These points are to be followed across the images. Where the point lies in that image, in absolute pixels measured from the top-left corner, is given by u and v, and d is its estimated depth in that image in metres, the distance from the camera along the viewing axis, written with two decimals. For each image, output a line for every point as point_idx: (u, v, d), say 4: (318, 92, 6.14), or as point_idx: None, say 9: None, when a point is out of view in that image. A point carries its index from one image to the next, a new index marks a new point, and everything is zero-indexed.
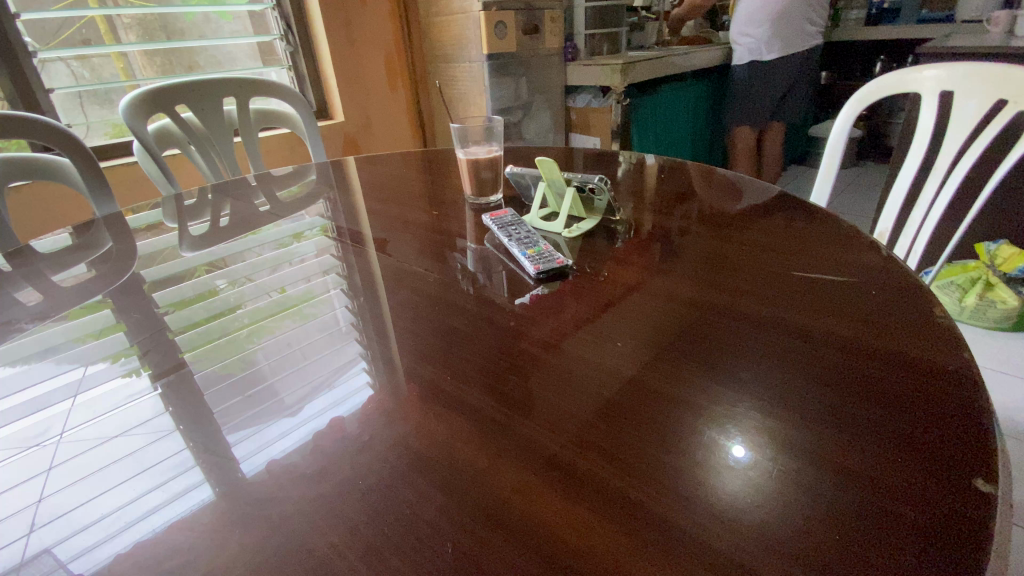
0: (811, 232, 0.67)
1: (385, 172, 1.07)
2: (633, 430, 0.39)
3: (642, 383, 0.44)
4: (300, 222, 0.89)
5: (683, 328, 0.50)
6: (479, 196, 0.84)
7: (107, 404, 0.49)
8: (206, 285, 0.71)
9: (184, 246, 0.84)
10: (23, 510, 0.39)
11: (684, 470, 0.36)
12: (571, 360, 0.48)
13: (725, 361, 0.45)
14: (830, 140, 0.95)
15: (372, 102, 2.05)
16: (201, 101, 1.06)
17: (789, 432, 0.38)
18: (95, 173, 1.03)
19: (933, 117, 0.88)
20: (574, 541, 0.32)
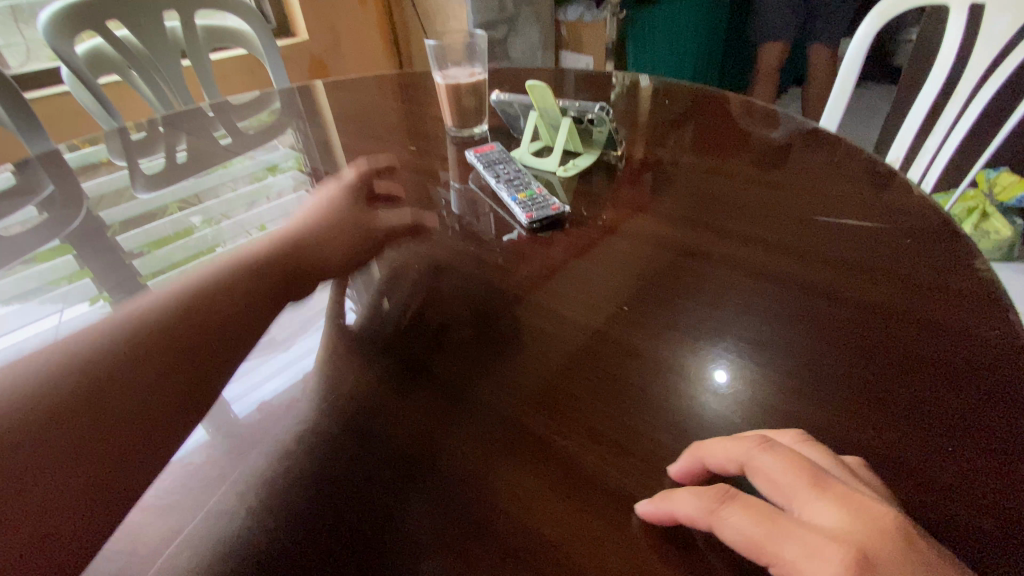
0: (825, 168, 0.62)
1: (357, 99, 0.96)
2: (619, 391, 0.37)
3: (630, 344, 0.41)
4: (273, 153, 0.80)
5: (676, 274, 0.47)
6: (460, 128, 0.75)
7: (71, 347, 0.44)
8: (180, 224, 0.64)
9: (138, 186, 0.75)
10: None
11: (678, 448, 0.33)
12: (558, 310, 0.44)
13: (718, 313, 0.42)
14: (845, 60, 0.86)
15: (339, 16, 1.84)
16: (138, 17, 0.92)
17: (785, 403, 0.35)
18: (26, 106, 0.90)
19: (959, 35, 0.79)
20: (561, 527, 0.30)
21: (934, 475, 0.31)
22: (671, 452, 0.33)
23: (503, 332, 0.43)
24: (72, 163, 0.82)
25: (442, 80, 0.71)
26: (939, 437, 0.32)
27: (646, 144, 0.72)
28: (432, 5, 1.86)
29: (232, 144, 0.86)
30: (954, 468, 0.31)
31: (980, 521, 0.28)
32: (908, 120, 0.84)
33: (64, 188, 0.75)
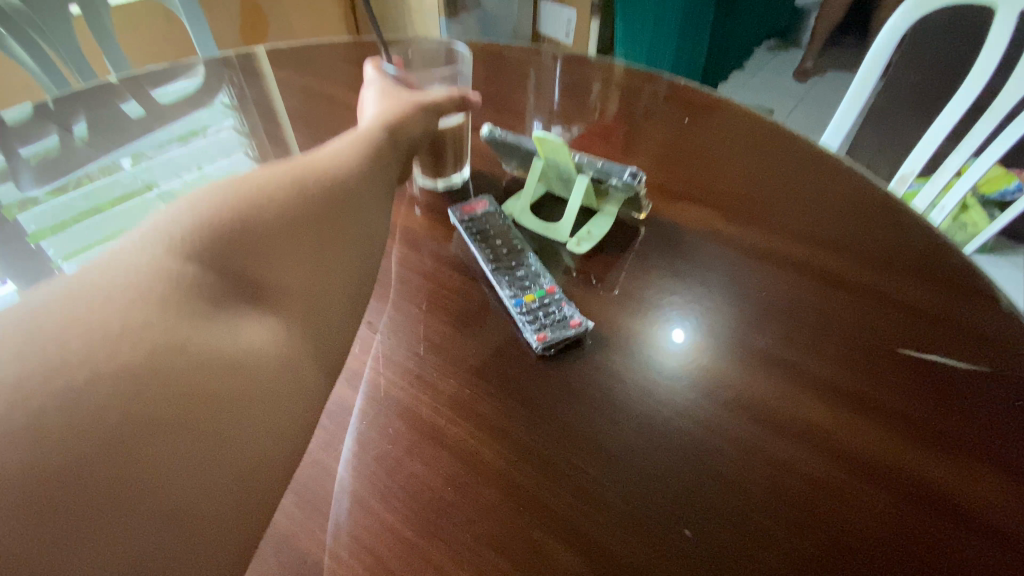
0: (877, 260, 0.49)
1: (298, 65, 0.77)
2: (586, 516, 0.33)
3: (571, 429, 0.37)
4: (218, 138, 0.67)
5: (709, 446, 0.37)
6: (433, 177, 0.56)
7: None
8: (122, 181, 0.62)
9: (32, 184, 0.62)
10: None
11: (626, 567, 0.32)
12: (569, 514, 0.33)
13: (742, 559, 0.32)
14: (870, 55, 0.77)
15: None
16: None
17: (725, 503, 0.34)
18: None
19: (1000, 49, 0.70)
20: None
21: None
22: (609, 565, 0.32)
23: (460, 492, 0.34)
24: None
25: (394, 78, 0.54)
26: (869, 538, 0.33)
27: (665, 160, 0.60)
28: None
29: (152, 128, 0.69)
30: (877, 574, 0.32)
31: None
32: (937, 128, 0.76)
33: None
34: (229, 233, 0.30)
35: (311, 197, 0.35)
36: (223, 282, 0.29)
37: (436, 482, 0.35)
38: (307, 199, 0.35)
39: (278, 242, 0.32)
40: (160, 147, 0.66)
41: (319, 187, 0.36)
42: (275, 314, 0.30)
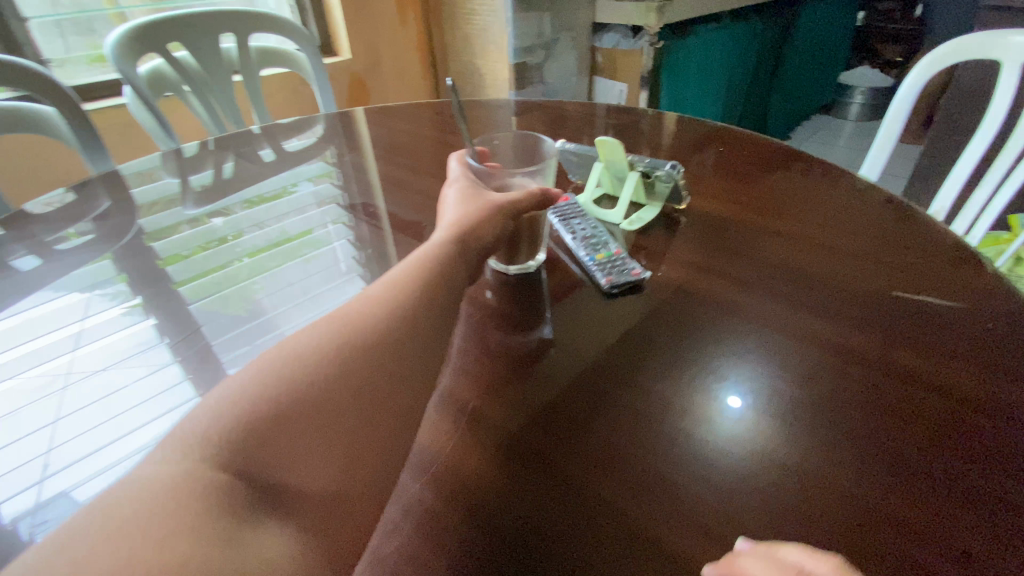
0: (898, 233, 0.53)
1: (394, 124, 0.94)
2: (620, 400, 0.36)
3: (609, 341, 0.41)
4: (318, 212, 0.72)
5: (718, 356, 0.39)
6: (506, 262, 0.49)
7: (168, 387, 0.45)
8: (211, 231, 0.69)
9: (187, 202, 0.75)
10: (31, 460, 0.40)
11: (656, 434, 0.34)
12: (588, 402, 0.36)
13: (773, 434, 0.34)
14: (893, 105, 0.84)
15: (382, 36, 1.58)
16: (198, 39, 0.88)
17: (754, 394, 0.36)
18: (83, 118, 0.74)
19: (1009, 93, 0.78)
20: (538, 518, 0.29)
21: (897, 456, 0.32)
22: (642, 437, 0.33)
23: (507, 384, 0.38)
24: (131, 195, 0.76)
25: (477, 174, 0.52)
26: (898, 422, 0.34)
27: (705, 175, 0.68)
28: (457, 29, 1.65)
29: (255, 183, 0.80)
30: (908, 447, 0.32)
31: (938, 496, 0.30)
32: (961, 162, 0.82)
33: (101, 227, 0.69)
34: (279, 410, 0.29)
35: (352, 372, 0.32)
36: (246, 489, 0.26)
37: (496, 376, 0.39)
38: (364, 346, 0.33)
39: (315, 419, 0.29)
40: (267, 215, 0.72)
41: (361, 347, 0.33)
42: (298, 514, 0.27)
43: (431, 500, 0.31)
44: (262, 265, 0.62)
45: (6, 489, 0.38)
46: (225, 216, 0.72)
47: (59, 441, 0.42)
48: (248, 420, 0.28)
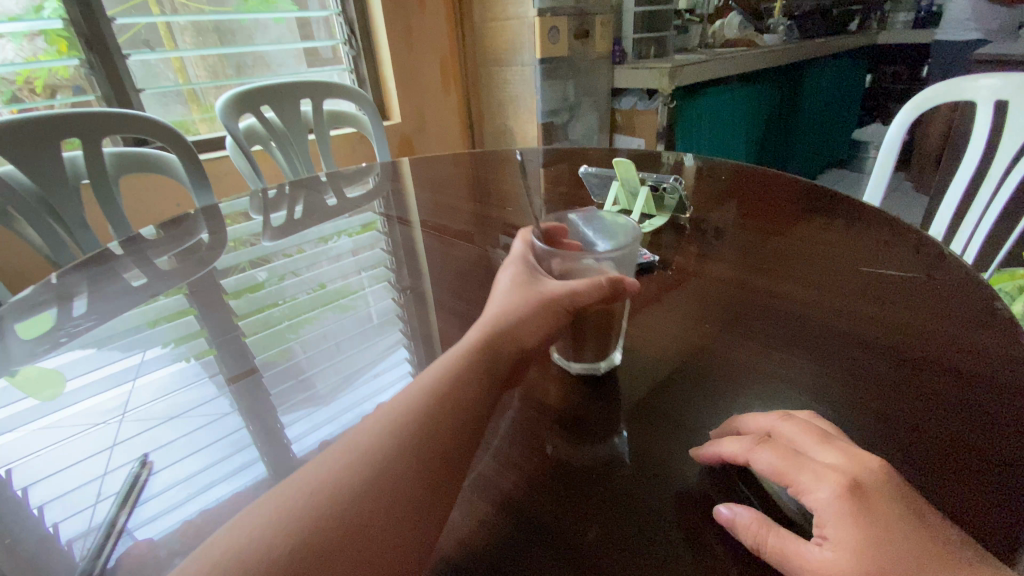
0: (902, 230, 0.60)
1: (440, 168, 1.09)
2: (682, 375, 0.40)
3: (665, 331, 0.46)
4: (360, 258, 0.75)
5: (766, 333, 0.44)
6: (569, 359, 0.42)
7: (212, 433, 0.43)
8: (250, 278, 0.72)
9: (266, 236, 0.85)
10: (88, 482, 0.40)
11: (722, 402, 0.37)
12: (649, 388, 0.39)
13: (831, 385, 0.38)
14: (884, 142, 0.94)
15: (427, 102, 1.81)
16: (283, 102, 1.07)
17: (803, 359, 0.41)
18: (196, 164, 0.88)
19: (985, 128, 0.88)
20: (617, 485, 0.31)
21: (945, 392, 0.36)
22: (709, 403, 0.37)
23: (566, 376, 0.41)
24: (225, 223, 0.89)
25: (536, 262, 0.43)
26: (936, 366, 0.39)
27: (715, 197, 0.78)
28: (490, 97, 1.86)
29: (306, 230, 0.86)
30: (953, 383, 0.37)
31: (991, 414, 0.34)
32: (951, 188, 0.90)
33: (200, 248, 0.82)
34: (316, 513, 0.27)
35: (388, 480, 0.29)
36: None
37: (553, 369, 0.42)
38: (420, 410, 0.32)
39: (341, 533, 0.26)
40: (307, 266, 0.75)
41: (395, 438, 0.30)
42: None
43: (510, 443, 0.35)
44: (304, 321, 0.61)
45: (67, 507, 0.38)
46: (273, 276, 0.73)
47: (114, 465, 0.41)
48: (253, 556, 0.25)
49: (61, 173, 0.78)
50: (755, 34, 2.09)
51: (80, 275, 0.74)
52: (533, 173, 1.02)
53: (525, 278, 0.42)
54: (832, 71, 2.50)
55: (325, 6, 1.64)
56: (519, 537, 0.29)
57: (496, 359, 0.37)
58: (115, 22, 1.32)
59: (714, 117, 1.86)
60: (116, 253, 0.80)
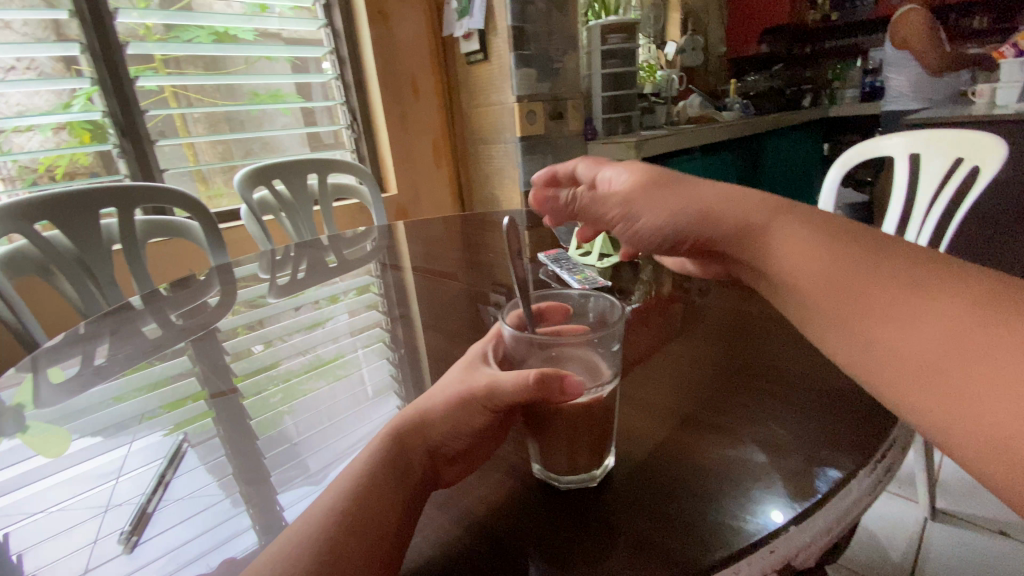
0: None
1: (432, 229, 1.21)
2: (687, 397, 0.40)
3: (667, 357, 0.47)
4: (355, 318, 0.76)
5: (762, 351, 0.46)
6: (545, 467, 0.32)
7: (201, 500, 0.39)
8: (242, 347, 0.70)
9: (271, 293, 0.91)
10: (77, 551, 0.36)
11: (731, 420, 0.37)
12: (659, 422, 0.37)
13: (828, 385, 0.39)
14: (821, 193, 1.08)
15: (422, 176, 1.99)
16: (293, 176, 1.22)
17: (802, 368, 0.42)
18: (214, 228, 1.03)
19: (903, 177, 1.02)
20: (641, 521, 0.29)
21: None
22: (720, 421, 0.37)
23: None
24: (236, 276, 1.00)
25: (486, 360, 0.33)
26: None
27: None
28: (478, 170, 2.05)
29: (302, 296, 0.89)
30: None
31: None
32: (884, 229, 1.03)
33: (212, 301, 0.90)
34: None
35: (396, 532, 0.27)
36: None
37: None
38: (360, 481, 0.28)
39: None
40: (297, 333, 0.73)
41: (389, 485, 0.28)
42: None
43: (516, 478, 0.33)
44: (296, 391, 0.56)
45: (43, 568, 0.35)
46: (265, 346, 0.70)
47: (105, 531, 0.37)
48: None
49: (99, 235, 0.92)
50: (713, 111, 2.34)
51: (102, 326, 0.83)
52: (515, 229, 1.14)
53: (471, 363, 0.33)
54: (790, 142, 2.75)
55: (330, 97, 1.85)
56: (539, 555, 0.27)
57: (413, 450, 0.30)
58: (149, 113, 1.52)
59: (683, 182, 2.05)
60: (136, 308, 0.88)
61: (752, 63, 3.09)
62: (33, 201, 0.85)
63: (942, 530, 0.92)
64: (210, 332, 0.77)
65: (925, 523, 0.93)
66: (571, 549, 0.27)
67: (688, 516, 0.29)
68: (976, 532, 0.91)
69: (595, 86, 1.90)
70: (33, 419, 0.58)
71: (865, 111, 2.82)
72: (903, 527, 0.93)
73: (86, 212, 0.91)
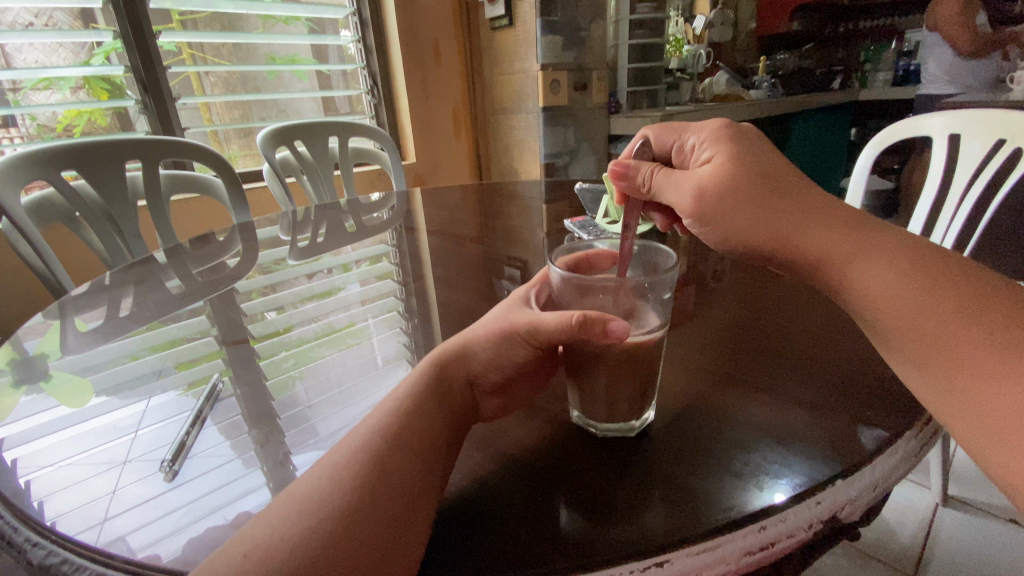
0: None
1: (453, 196, 1.20)
2: (725, 358, 0.39)
3: (702, 322, 0.46)
4: (367, 287, 0.74)
5: (804, 321, 0.44)
6: (585, 413, 0.32)
7: (217, 453, 0.38)
8: (255, 311, 0.69)
9: (292, 255, 0.91)
10: (96, 500, 0.34)
11: (770, 381, 0.36)
12: (697, 382, 0.37)
13: (873, 354, 0.38)
14: (854, 173, 1.05)
15: (440, 145, 1.97)
16: (315, 138, 1.21)
17: (846, 337, 0.41)
18: (236, 186, 1.03)
19: (940, 159, 0.99)
20: (677, 471, 0.28)
21: None
22: (759, 382, 0.36)
23: None
24: (256, 236, 1.00)
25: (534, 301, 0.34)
26: None
27: None
28: (497, 142, 2.02)
29: (317, 262, 0.88)
30: None
31: None
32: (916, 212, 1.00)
33: (233, 259, 0.90)
34: (337, 518, 0.24)
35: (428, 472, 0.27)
36: None
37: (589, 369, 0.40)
38: (392, 427, 0.29)
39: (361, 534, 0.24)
40: (312, 300, 0.72)
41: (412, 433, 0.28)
42: None
43: (547, 430, 0.32)
44: (309, 356, 0.55)
45: (72, 501, 0.34)
46: (279, 311, 0.68)
47: (125, 481, 0.36)
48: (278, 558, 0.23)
49: (124, 187, 0.92)
50: (740, 89, 2.27)
51: (127, 277, 0.83)
52: (537, 198, 1.13)
53: (512, 304, 0.34)
54: (817, 124, 2.67)
55: (348, 60, 1.82)
56: (571, 498, 0.27)
57: (453, 382, 0.32)
58: (169, 71, 1.50)
59: None
60: (159, 261, 0.88)
61: (783, 42, 2.99)
62: (60, 149, 0.85)
63: (954, 516, 0.91)
64: (228, 291, 0.76)
65: (937, 507, 0.93)
66: (607, 497, 0.27)
67: (729, 464, 0.28)
68: (989, 517, 0.91)
69: (621, 57, 1.85)
70: (57, 369, 0.58)
71: (897, 96, 2.73)
72: (915, 511, 0.93)
73: (111, 164, 0.92)
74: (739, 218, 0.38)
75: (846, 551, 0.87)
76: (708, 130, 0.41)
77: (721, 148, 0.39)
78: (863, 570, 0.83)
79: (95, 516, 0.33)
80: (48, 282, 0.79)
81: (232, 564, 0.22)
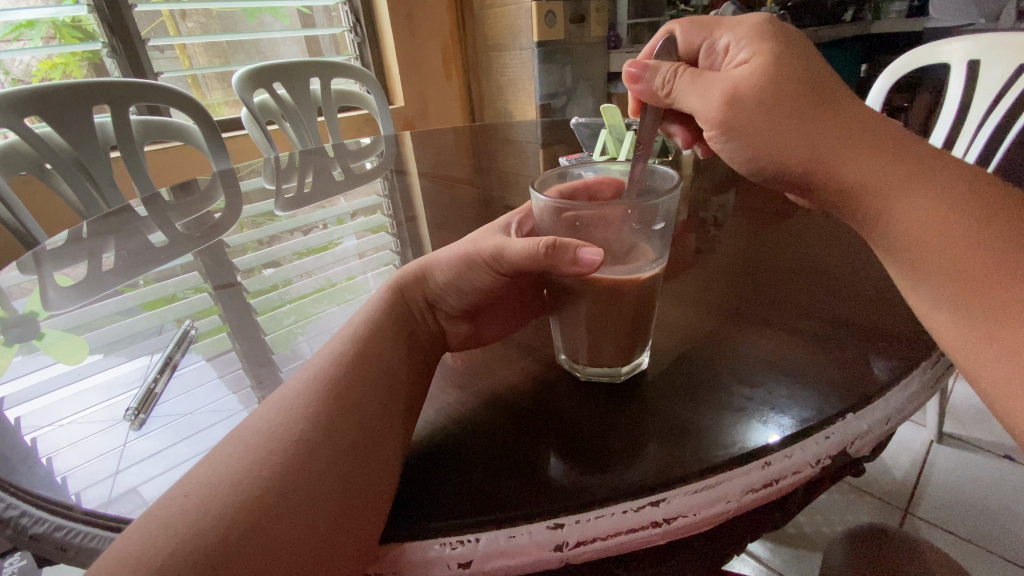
0: None
1: (444, 138, 1.15)
2: (728, 296, 0.37)
3: (705, 261, 0.43)
4: (364, 241, 0.68)
5: (817, 258, 0.41)
6: (573, 358, 0.30)
7: (214, 404, 0.35)
8: (248, 266, 0.64)
9: (279, 207, 0.86)
10: (102, 456, 0.31)
11: (776, 317, 0.34)
12: (698, 321, 0.34)
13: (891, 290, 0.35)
14: (865, 104, 0.99)
15: (430, 87, 1.88)
16: (294, 80, 1.14)
17: (864, 274, 0.37)
18: (213, 131, 0.98)
19: (957, 88, 0.93)
20: (675, 409, 0.26)
21: None
22: (764, 318, 0.34)
23: None
24: (239, 185, 0.96)
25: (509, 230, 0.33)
26: None
27: None
28: (490, 82, 1.93)
29: (309, 213, 0.82)
30: None
31: None
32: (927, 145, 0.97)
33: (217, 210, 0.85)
34: (311, 457, 0.22)
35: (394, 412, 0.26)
36: None
37: None
38: (353, 362, 0.27)
39: (333, 473, 0.22)
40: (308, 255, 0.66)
41: (382, 366, 0.27)
42: None
43: (533, 370, 0.31)
44: (306, 312, 0.49)
45: (78, 458, 0.31)
46: (276, 266, 0.63)
47: (134, 436, 0.32)
48: (246, 497, 0.21)
49: (94, 134, 0.87)
50: None
51: (106, 229, 0.80)
52: (532, 139, 1.08)
53: (492, 230, 0.33)
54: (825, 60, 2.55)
55: None
56: (560, 443, 0.25)
57: (413, 307, 0.32)
58: (137, 10, 1.39)
59: None
60: (140, 212, 0.85)
61: None
62: (23, 93, 0.80)
63: (947, 452, 0.92)
64: (216, 244, 0.72)
65: (931, 444, 0.94)
66: (596, 439, 0.25)
67: (731, 399, 0.27)
68: (981, 450, 0.92)
69: None
70: (50, 327, 0.55)
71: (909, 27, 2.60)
72: (909, 448, 0.93)
73: (79, 109, 0.86)
74: (776, 131, 0.33)
75: (840, 488, 0.89)
76: (745, 28, 0.35)
77: (762, 47, 0.34)
78: (856, 505, 0.84)
79: (106, 470, 0.30)
80: (19, 236, 0.75)
81: (176, 505, 0.21)
